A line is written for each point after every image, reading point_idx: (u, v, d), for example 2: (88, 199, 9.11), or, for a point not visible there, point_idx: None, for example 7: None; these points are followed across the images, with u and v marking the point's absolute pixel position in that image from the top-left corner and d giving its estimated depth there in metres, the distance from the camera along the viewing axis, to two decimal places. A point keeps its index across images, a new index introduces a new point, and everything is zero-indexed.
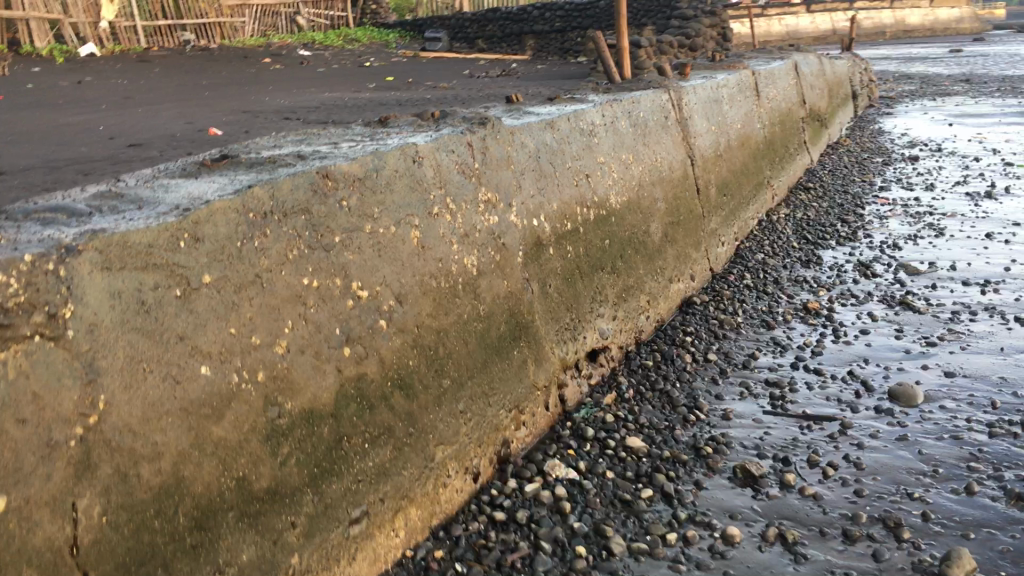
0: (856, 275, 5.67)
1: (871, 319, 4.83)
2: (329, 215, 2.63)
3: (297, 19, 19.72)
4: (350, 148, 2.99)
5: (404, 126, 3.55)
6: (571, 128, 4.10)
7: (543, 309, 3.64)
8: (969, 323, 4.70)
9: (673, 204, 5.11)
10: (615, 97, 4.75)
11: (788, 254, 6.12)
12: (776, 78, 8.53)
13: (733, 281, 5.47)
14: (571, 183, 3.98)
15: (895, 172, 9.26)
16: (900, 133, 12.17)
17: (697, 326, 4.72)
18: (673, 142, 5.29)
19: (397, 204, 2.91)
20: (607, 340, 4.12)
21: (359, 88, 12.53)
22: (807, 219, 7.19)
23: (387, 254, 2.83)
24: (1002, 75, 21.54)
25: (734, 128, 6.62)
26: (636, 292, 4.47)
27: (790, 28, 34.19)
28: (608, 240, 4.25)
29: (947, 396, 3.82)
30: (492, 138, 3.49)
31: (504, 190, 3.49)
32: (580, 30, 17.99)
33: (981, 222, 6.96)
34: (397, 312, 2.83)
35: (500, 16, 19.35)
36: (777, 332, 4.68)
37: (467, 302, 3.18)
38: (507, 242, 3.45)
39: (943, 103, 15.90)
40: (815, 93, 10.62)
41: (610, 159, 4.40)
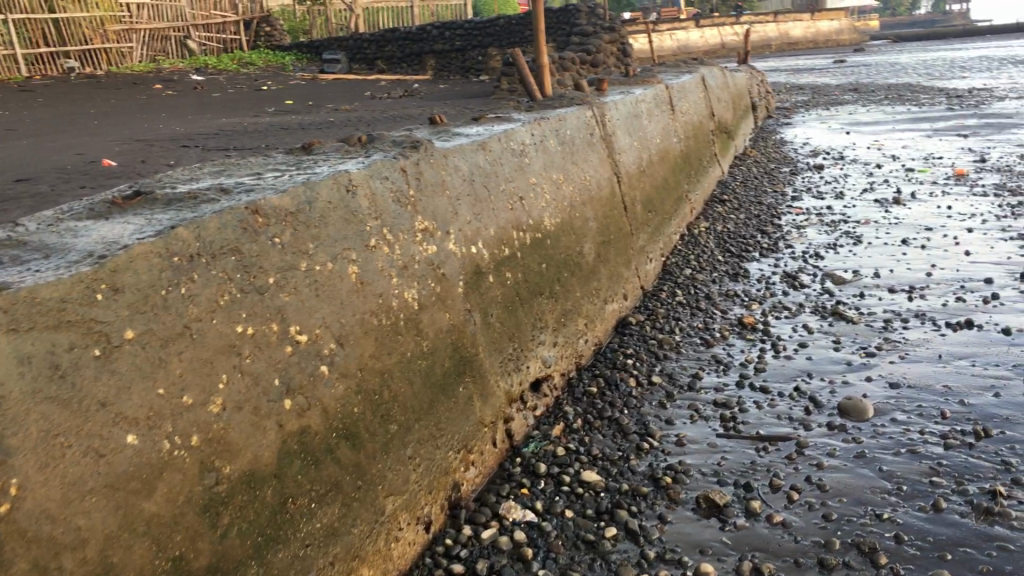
0: (785, 286, 5.63)
1: (807, 332, 4.76)
2: (262, 254, 2.40)
3: (187, 44, 19.11)
4: (277, 179, 2.76)
5: (330, 152, 3.33)
6: (502, 150, 3.96)
7: (486, 341, 3.44)
8: (904, 331, 4.67)
9: (604, 223, 5.00)
10: (541, 116, 4.64)
11: (715, 268, 6.07)
12: (687, 91, 8.59)
13: (664, 298, 5.37)
14: (506, 206, 3.82)
15: (804, 181, 9.40)
16: (802, 142, 12.42)
17: (636, 348, 4.58)
18: (599, 159, 5.19)
19: (332, 237, 2.69)
20: (550, 368, 3.94)
21: (258, 113, 12.16)
22: (727, 231, 7.19)
23: (325, 293, 2.60)
24: (886, 84, 22.33)
25: (653, 143, 6.58)
26: (574, 315, 4.31)
27: (683, 42, 34.88)
28: (545, 264, 4.09)
29: (897, 408, 3.73)
30: (425, 163, 3.31)
31: (440, 217, 3.30)
32: (481, 49, 18.06)
33: (895, 228, 7.04)
34: (338, 356, 2.59)
35: (399, 36, 19.14)
36: (716, 349, 4.58)
37: (409, 340, 2.96)
38: (446, 272, 3.25)
39: (837, 112, 16.34)
40: (721, 106, 10.77)
41: (542, 180, 4.27)
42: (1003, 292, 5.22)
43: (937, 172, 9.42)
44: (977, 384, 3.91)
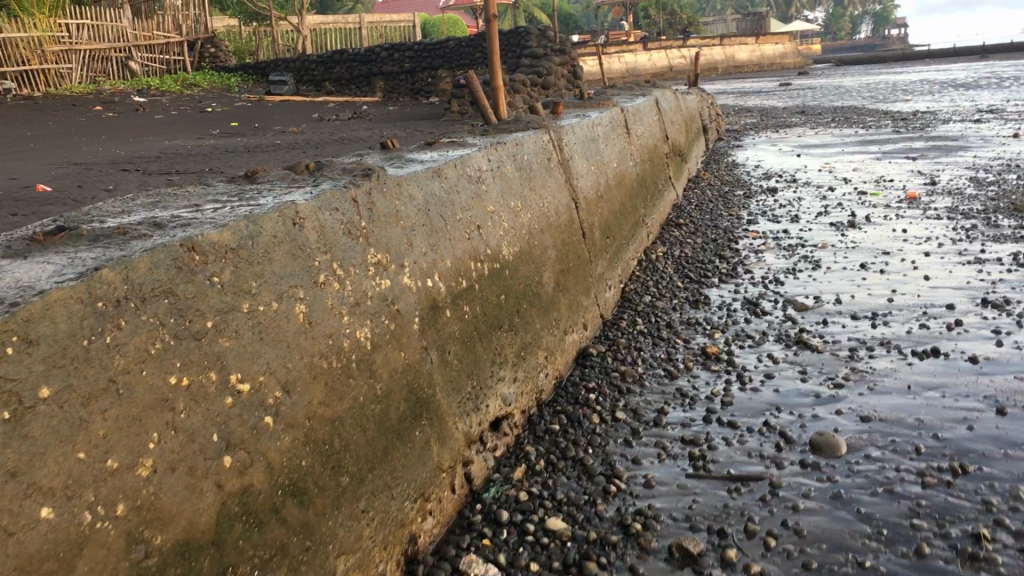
0: (747, 313, 5.51)
1: (772, 362, 4.63)
2: (199, 295, 2.17)
3: (129, 64, 18.65)
4: (217, 211, 2.54)
5: (276, 180, 3.12)
6: (459, 176, 3.77)
7: (443, 380, 3.23)
8: (871, 360, 4.56)
9: (563, 251, 4.83)
10: (498, 140, 4.47)
11: (675, 295, 5.94)
12: (642, 114, 8.51)
13: (625, 327, 5.22)
14: (463, 236, 3.63)
15: (758, 203, 9.36)
16: (754, 165, 12.41)
17: (598, 381, 4.41)
18: (557, 184, 5.03)
19: (278, 275, 2.47)
20: (510, 406, 3.75)
21: (202, 135, 11.81)
22: (685, 256, 7.08)
23: (269, 336, 2.38)
24: (831, 107, 22.63)
25: (611, 167, 6.45)
26: (533, 348, 4.13)
27: (631, 64, 35.10)
28: (504, 295, 3.91)
29: (870, 443, 3.59)
30: (377, 192, 3.11)
31: (394, 249, 3.09)
32: (431, 71, 17.87)
33: (852, 252, 6.99)
34: (284, 405, 2.38)
35: (347, 57, 18.90)
36: (681, 381, 4.42)
37: (362, 383, 2.74)
38: (401, 308, 3.04)
39: (786, 134, 16.43)
40: (675, 129, 10.70)
41: (499, 207, 4.09)
42: (965, 318, 5.16)
43: (888, 195, 9.45)
44: (949, 417, 3.80)
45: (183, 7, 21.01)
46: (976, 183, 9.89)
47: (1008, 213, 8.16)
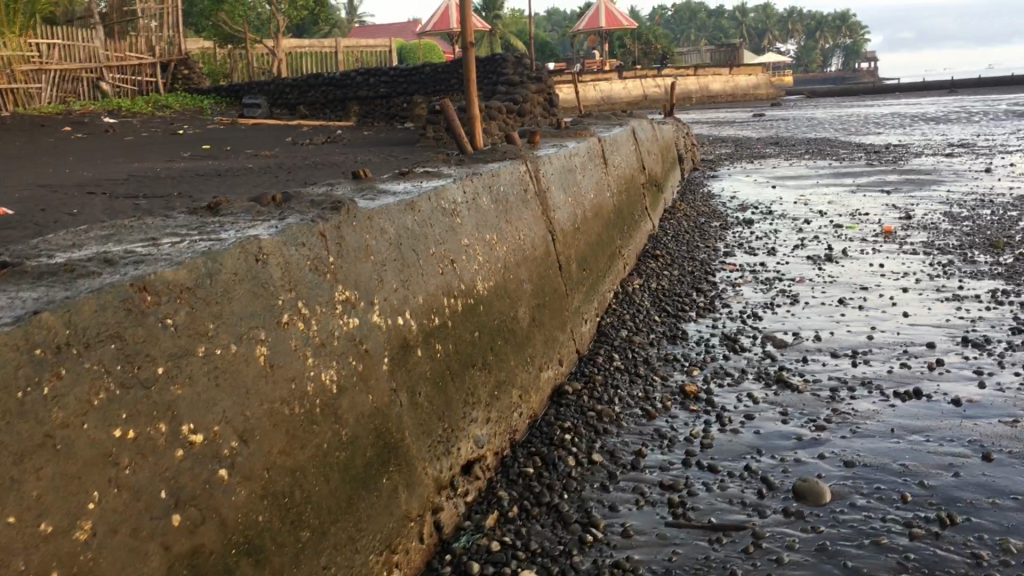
0: (726, 350, 5.40)
1: (752, 402, 4.51)
2: (149, 339, 2.02)
3: (100, 85, 18.41)
4: (174, 247, 2.39)
5: (240, 212, 2.97)
6: (432, 209, 3.64)
7: (413, 424, 3.08)
8: (852, 401, 4.45)
9: (538, 285, 4.71)
10: (473, 171, 4.34)
11: (652, 329, 5.83)
12: (619, 144, 8.45)
13: (601, 363, 5.09)
14: (436, 271, 3.49)
15: (734, 236, 9.30)
16: (730, 196, 12.38)
17: (574, 421, 4.27)
18: (533, 215, 4.91)
19: (237, 315, 2.32)
20: (482, 449, 3.60)
21: (172, 158, 11.61)
22: (662, 288, 6.98)
23: (226, 382, 2.22)
24: (805, 138, 22.72)
25: (588, 198, 6.35)
26: (507, 387, 3.98)
27: (607, 92, 35.22)
28: (477, 332, 3.77)
29: (855, 491, 3.48)
30: (347, 226, 2.97)
31: (363, 286, 2.95)
32: (406, 96, 17.77)
33: (830, 287, 6.93)
34: (240, 456, 2.22)
35: (322, 81, 18.78)
36: (659, 422, 4.29)
37: (327, 429, 2.59)
38: (369, 348, 2.89)
39: (761, 165, 16.46)
40: (651, 159, 10.65)
41: (474, 240, 3.95)
42: (947, 358, 5.07)
43: (865, 228, 9.42)
44: (934, 463, 3.69)
45: (157, 28, 20.79)
46: (952, 218, 9.88)
47: (983, 249, 8.14)
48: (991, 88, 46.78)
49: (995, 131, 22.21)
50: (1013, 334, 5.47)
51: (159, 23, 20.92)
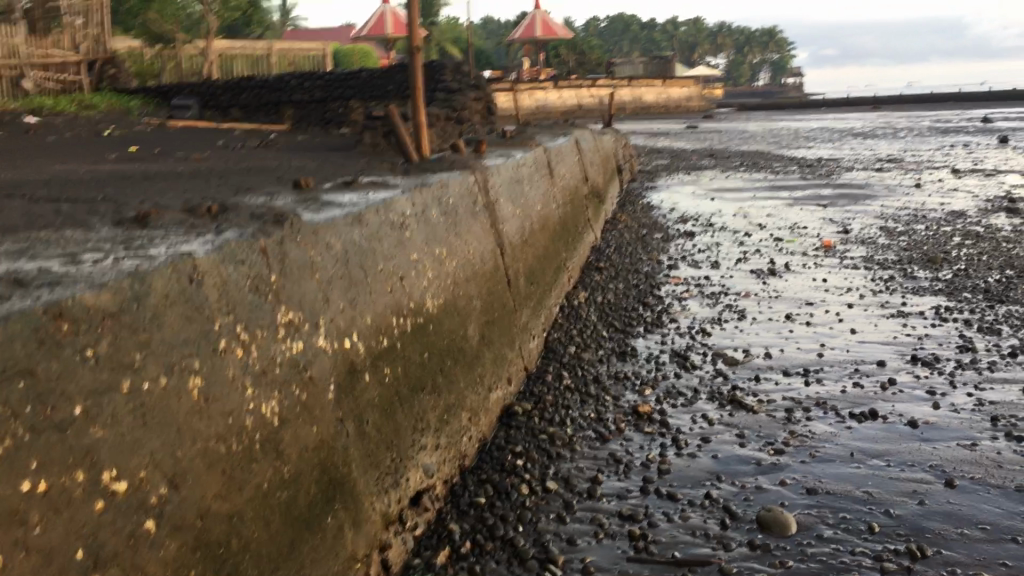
0: (676, 367, 5.27)
1: (707, 423, 4.37)
2: (65, 375, 1.76)
3: (21, 83, 17.68)
4: (98, 265, 2.14)
5: (171, 225, 2.72)
6: (380, 222, 3.43)
7: (360, 456, 2.85)
8: (808, 423, 4.34)
9: (487, 302, 4.51)
10: (421, 182, 4.14)
11: (600, 346, 5.67)
12: (563, 154, 8.31)
13: (551, 382, 4.91)
14: (385, 288, 3.27)
15: (677, 248, 9.23)
16: (670, 208, 12.34)
17: (526, 445, 4.08)
18: (482, 228, 4.71)
19: (168, 344, 2.07)
20: (431, 478, 3.38)
21: (96, 160, 11.12)
22: (608, 302, 6.84)
23: (155, 420, 1.98)
24: (740, 151, 22.91)
25: (535, 209, 6.18)
26: (457, 411, 3.77)
27: (543, 100, 35.13)
28: (427, 353, 3.56)
29: (821, 521, 3.35)
30: (289, 242, 2.74)
31: (307, 306, 2.71)
32: (342, 101, 17.37)
33: (776, 301, 6.87)
34: (170, 503, 1.97)
35: (255, 84, 18.29)
36: (614, 446, 4.11)
37: (267, 466, 2.35)
38: (314, 374, 2.66)
39: (698, 177, 16.50)
40: (594, 170, 10.54)
41: (424, 255, 3.74)
42: (898, 376, 5.00)
43: (804, 242, 9.43)
44: (899, 491, 3.58)
45: (82, 25, 20.07)
46: (888, 233, 9.96)
47: (921, 264, 8.20)
48: (914, 105, 48.07)
49: (922, 147, 22.69)
50: (961, 352, 5.43)
51: (85, 20, 20.19)
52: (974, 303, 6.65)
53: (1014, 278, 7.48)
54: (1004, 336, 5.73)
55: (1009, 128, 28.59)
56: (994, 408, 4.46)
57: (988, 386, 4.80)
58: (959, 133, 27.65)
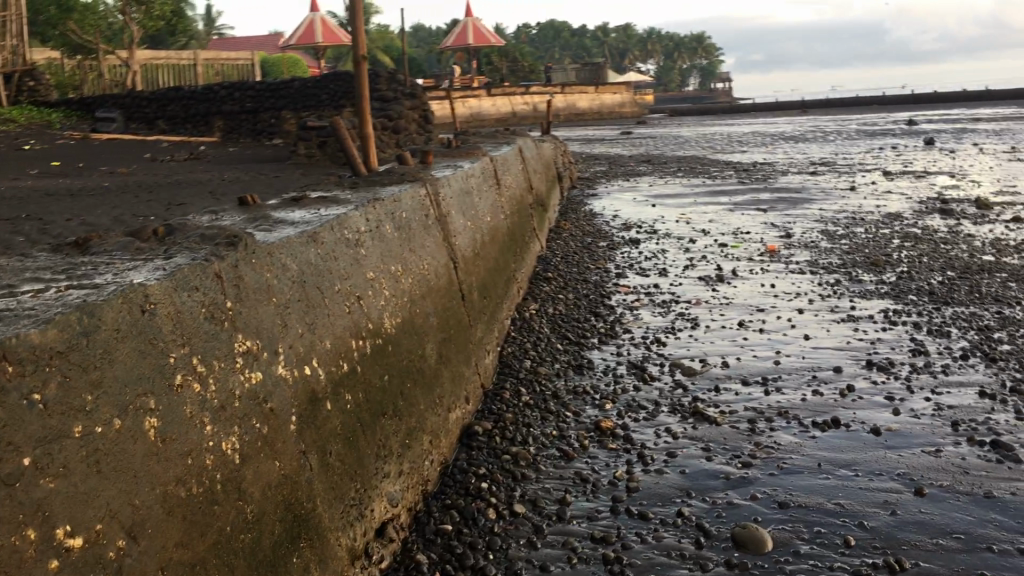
0: (634, 380, 5.19)
1: (671, 437, 4.29)
2: (11, 423, 1.59)
3: None
4: (39, 298, 1.95)
5: (115, 250, 2.54)
6: (336, 241, 3.28)
7: (324, 489, 2.69)
8: (772, 434, 4.29)
9: (443, 319, 4.37)
10: (373, 197, 3.99)
11: (556, 359, 5.57)
12: (508, 164, 8.21)
13: (509, 399, 4.79)
14: (343, 310, 3.12)
15: (623, 256, 9.19)
16: (612, 215, 12.33)
17: (489, 466, 3.95)
18: (435, 242, 4.57)
19: (120, 382, 1.90)
20: (396, 507, 3.23)
21: (16, 176, 10.69)
22: (559, 313, 6.75)
23: (110, 467, 1.81)
24: (675, 156, 23.11)
25: (484, 221, 6.06)
26: (418, 434, 3.63)
27: (476, 108, 34.99)
28: (387, 376, 3.41)
29: (796, 537, 3.28)
30: (245, 264, 2.57)
31: (266, 333, 2.55)
32: (274, 111, 16.88)
33: (727, 309, 6.85)
34: (129, 557, 1.80)
35: (183, 94, 17.82)
36: (579, 464, 4.00)
37: (231, 507, 2.18)
38: (275, 406, 2.50)
39: (637, 184, 16.55)
40: (536, 178, 10.46)
41: (380, 274, 3.59)
42: (856, 382, 4.98)
43: (749, 248, 9.47)
44: (870, 502, 3.53)
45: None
46: (829, 236, 10.07)
47: (865, 267, 8.28)
48: (839, 109, 49.19)
49: (851, 150, 23.13)
50: (914, 356, 5.45)
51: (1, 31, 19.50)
52: (920, 306, 6.71)
53: (956, 279, 7.59)
54: (953, 339, 5.78)
55: (933, 131, 29.33)
56: (953, 412, 4.46)
57: (944, 390, 4.81)
58: (885, 135, 28.29)
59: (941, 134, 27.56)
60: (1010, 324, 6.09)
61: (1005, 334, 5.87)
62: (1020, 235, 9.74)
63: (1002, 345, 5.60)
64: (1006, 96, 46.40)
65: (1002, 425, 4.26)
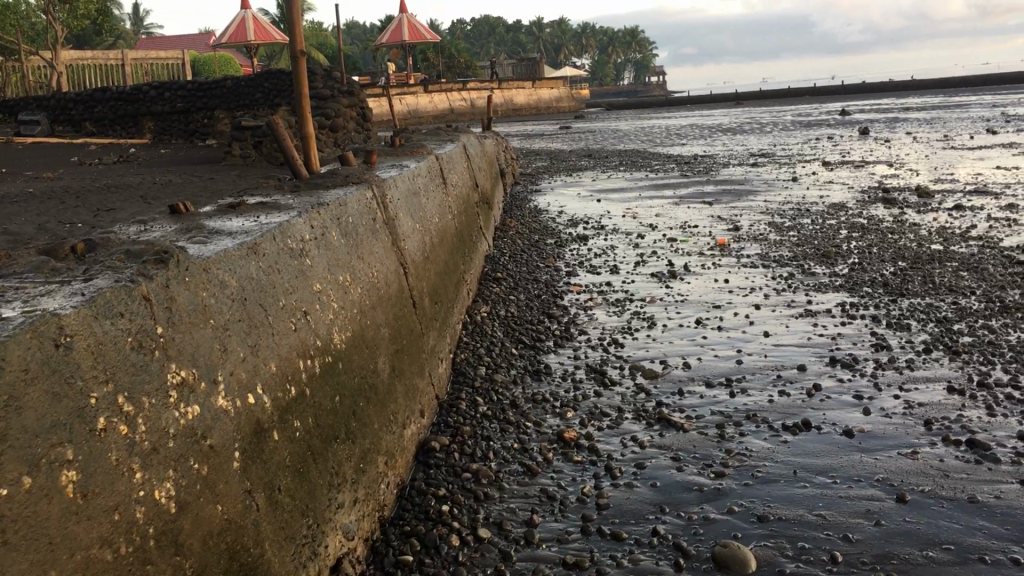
0: (595, 385, 4.99)
1: (638, 447, 4.09)
2: None
3: None
4: None
5: (27, 271, 2.24)
6: (278, 252, 3.00)
7: (274, 530, 2.42)
8: (743, 439, 4.11)
9: (395, 329, 4.11)
10: (317, 202, 3.71)
11: (511, 365, 5.34)
12: (453, 162, 7.95)
13: (465, 411, 4.54)
14: (288, 327, 2.85)
15: (573, 254, 8.99)
16: (558, 211, 12.13)
17: (449, 487, 3.70)
18: (384, 247, 4.31)
19: (30, 432, 1.62)
20: (351, 540, 2.98)
21: None
22: (512, 316, 6.52)
23: (18, 533, 1.54)
24: (616, 150, 23.02)
25: (432, 221, 5.80)
26: (372, 457, 3.37)
27: (414, 105, 34.55)
28: (338, 396, 3.14)
29: (779, 554, 3.10)
30: (176, 283, 2.29)
31: (203, 361, 2.28)
32: (207, 111, 16.40)
33: (683, 306, 6.69)
34: None
35: (109, 95, 17.16)
36: (543, 480, 3.78)
37: (167, 563, 1.92)
38: (214, 442, 2.23)
39: (581, 179, 16.36)
40: (481, 176, 10.20)
41: (327, 285, 3.32)
42: (823, 382, 4.84)
43: (698, 242, 9.35)
44: (852, 512, 3.36)
45: None
46: (777, 228, 10.00)
47: (816, 259, 8.20)
48: (773, 100, 49.78)
49: (790, 141, 23.26)
50: (877, 351, 5.33)
51: None
52: (877, 298, 6.63)
53: (908, 269, 7.54)
54: (914, 332, 5.69)
55: (867, 120, 29.74)
56: (925, 410, 4.34)
57: (912, 386, 4.69)
58: (821, 126, 28.57)
59: (876, 123, 27.95)
60: (968, 315, 6.02)
61: (964, 325, 5.80)
62: (964, 223, 9.78)
63: (963, 337, 5.52)
64: (933, 86, 47.43)
65: (976, 423, 4.15)
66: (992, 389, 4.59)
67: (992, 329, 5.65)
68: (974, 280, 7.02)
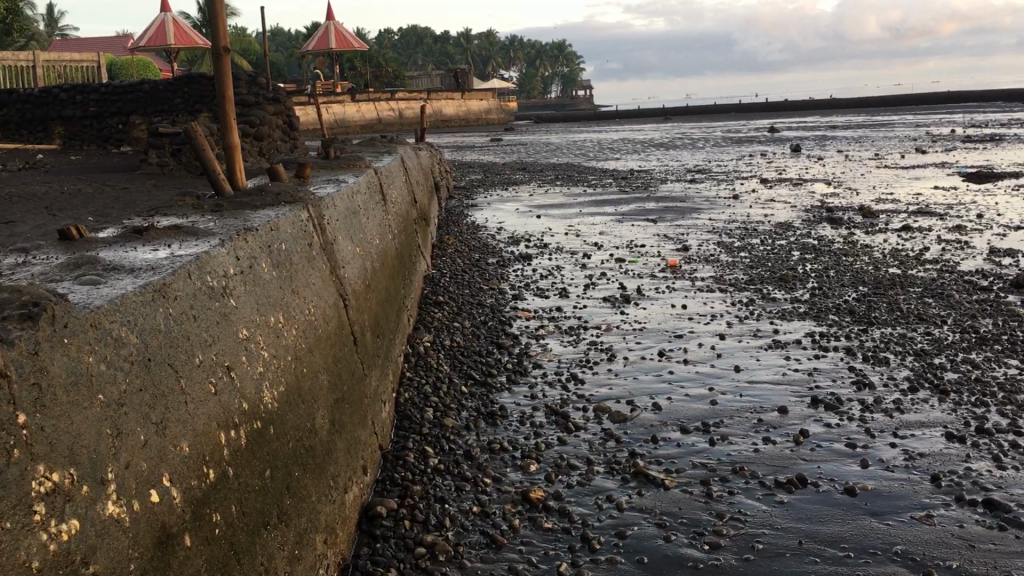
0: (557, 430, 4.45)
1: (616, 510, 3.56)
2: None
3: None
4: None
5: None
6: (194, 294, 2.39)
7: None
8: (733, 500, 3.61)
9: (335, 374, 3.52)
10: (245, 227, 3.10)
11: (461, 406, 4.77)
12: (391, 176, 7.36)
13: (413, 464, 3.96)
14: (207, 390, 2.25)
15: (517, 275, 8.47)
16: (496, 227, 11.58)
17: (400, 567, 3.11)
18: (321, 277, 3.70)
19: None
20: None
21: None
22: (458, 346, 5.94)
23: None
24: (550, 164, 22.62)
25: (372, 242, 5.20)
26: (310, 539, 2.77)
27: (340, 114, 33.66)
28: (270, 471, 2.54)
29: None
30: (50, 348, 1.67)
31: (87, 455, 1.67)
32: (122, 116, 15.42)
33: (642, 335, 6.21)
34: None
35: (16, 98, 16.05)
36: (511, 554, 3.22)
37: None
38: (101, 569, 1.62)
39: (518, 193, 15.86)
40: (418, 189, 9.62)
41: (256, 329, 2.72)
42: (810, 427, 4.37)
43: (648, 263, 8.91)
44: None
45: None
46: (726, 249, 9.63)
47: (774, 283, 7.82)
48: (700, 116, 50.32)
49: (724, 157, 23.14)
50: (860, 390, 4.89)
51: None
52: (845, 327, 6.24)
53: (871, 295, 7.20)
54: (894, 368, 5.29)
55: (795, 138, 29.97)
56: (929, 463, 3.90)
57: (908, 433, 4.26)
58: (752, 142, 28.66)
59: (806, 140, 28.11)
60: (945, 348, 5.65)
61: (944, 359, 5.41)
62: (915, 245, 9.53)
63: (947, 373, 5.13)
64: (854, 105, 48.43)
65: (988, 479, 3.72)
66: (994, 436, 4.18)
67: (975, 364, 5.28)
68: (942, 308, 6.70)
